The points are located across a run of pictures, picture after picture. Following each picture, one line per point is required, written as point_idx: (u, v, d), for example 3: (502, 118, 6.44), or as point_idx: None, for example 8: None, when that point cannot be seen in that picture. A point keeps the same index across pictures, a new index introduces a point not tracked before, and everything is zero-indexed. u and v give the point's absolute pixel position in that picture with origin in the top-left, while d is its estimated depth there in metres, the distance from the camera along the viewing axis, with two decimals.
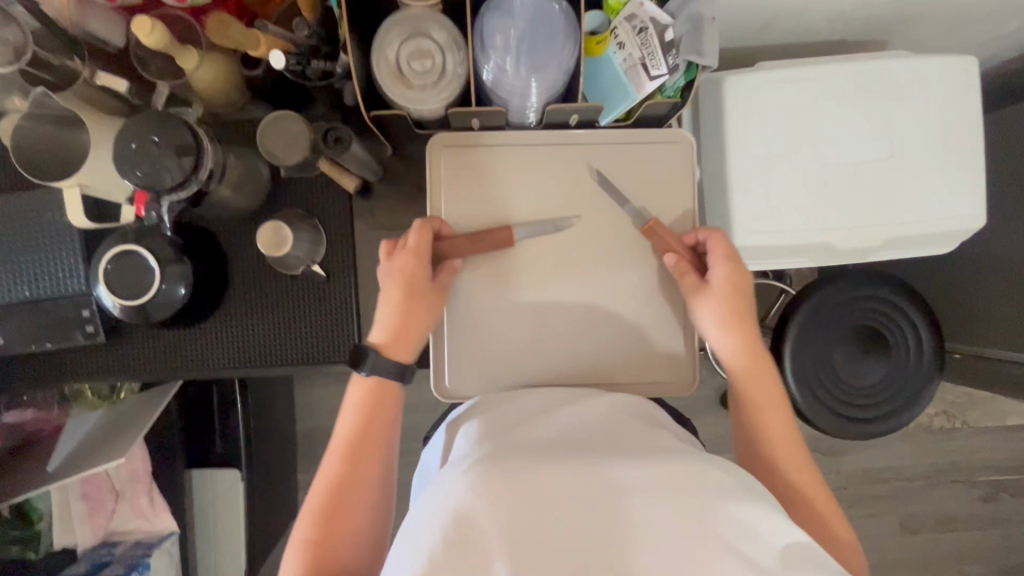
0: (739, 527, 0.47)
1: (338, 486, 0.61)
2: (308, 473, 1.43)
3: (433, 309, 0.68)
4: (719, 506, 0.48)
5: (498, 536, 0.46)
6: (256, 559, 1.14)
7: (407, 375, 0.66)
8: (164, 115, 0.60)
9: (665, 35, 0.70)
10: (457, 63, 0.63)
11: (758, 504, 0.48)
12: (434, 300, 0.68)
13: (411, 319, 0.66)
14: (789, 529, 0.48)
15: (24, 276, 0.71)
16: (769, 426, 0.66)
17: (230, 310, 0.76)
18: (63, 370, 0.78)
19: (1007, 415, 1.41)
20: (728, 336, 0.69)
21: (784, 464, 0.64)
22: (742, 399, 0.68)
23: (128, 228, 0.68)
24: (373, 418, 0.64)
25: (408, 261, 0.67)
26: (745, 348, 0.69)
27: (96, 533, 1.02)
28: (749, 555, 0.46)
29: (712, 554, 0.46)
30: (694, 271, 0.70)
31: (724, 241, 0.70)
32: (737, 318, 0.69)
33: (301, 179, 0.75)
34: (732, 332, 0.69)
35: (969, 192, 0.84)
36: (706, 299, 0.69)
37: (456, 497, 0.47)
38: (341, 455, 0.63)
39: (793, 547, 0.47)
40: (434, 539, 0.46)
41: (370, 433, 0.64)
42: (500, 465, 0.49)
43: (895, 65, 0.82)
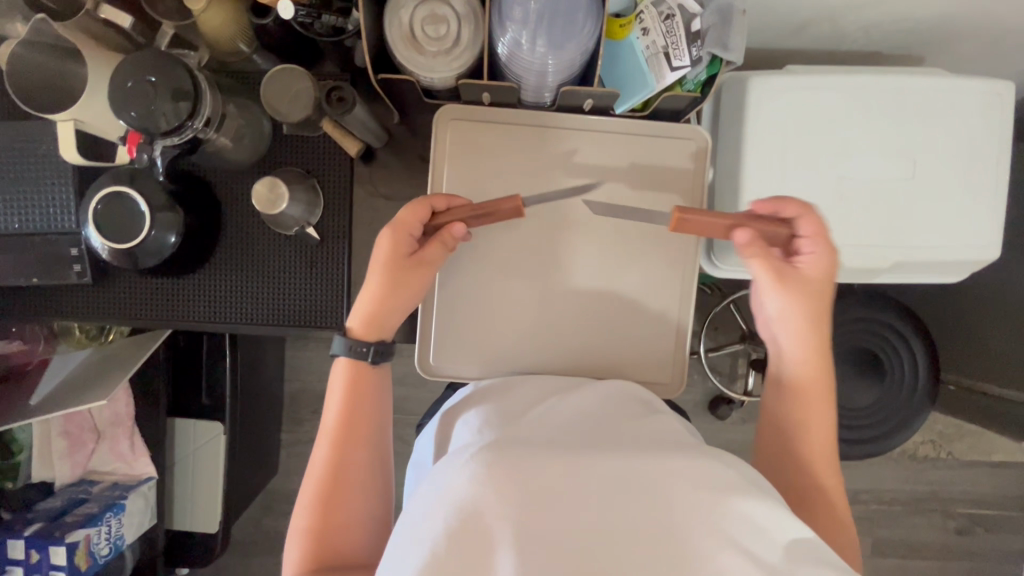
0: (749, 525, 0.47)
1: (330, 471, 0.63)
2: (291, 434, 1.43)
3: (409, 287, 0.66)
4: (726, 504, 0.47)
5: (506, 528, 0.45)
6: (230, 512, 1.15)
7: (373, 359, 0.65)
8: (163, 56, 0.59)
9: (693, 24, 0.66)
10: (471, 34, 0.61)
11: (765, 499, 0.48)
12: (411, 292, 0.66)
13: (384, 310, 0.66)
14: (797, 526, 0.47)
15: (14, 207, 0.70)
16: (813, 428, 0.65)
17: (222, 264, 0.75)
18: (48, 307, 0.77)
19: (994, 451, 1.40)
20: (804, 327, 0.65)
21: (816, 471, 0.63)
22: (794, 391, 0.66)
23: (121, 168, 0.67)
24: (359, 402, 0.65)
25: (387, 247, 0.65)
26: (818, 338, 0.65)
27: (75, 470, 1.05)
28: (757, 553, 0.46)
29: (721, 552, 0.45)
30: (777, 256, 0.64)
31: (817, 222, 0.64)
32: (817, 308, 0.65)
33: (303, 138, 0.74)
34: (808, 323, 0.65)
35: (987, 223, 0.82)
36: (788, 288, 0.64)
37: (458, 488, 0.47)
38: (331, 441, 0.64)
39: (800, 544, 0.47)
40: (436, 532, 0.45)
41: (356, 416, 0.65)
42: (505, 455, 0.49)
43: (928, 83, 0.79)
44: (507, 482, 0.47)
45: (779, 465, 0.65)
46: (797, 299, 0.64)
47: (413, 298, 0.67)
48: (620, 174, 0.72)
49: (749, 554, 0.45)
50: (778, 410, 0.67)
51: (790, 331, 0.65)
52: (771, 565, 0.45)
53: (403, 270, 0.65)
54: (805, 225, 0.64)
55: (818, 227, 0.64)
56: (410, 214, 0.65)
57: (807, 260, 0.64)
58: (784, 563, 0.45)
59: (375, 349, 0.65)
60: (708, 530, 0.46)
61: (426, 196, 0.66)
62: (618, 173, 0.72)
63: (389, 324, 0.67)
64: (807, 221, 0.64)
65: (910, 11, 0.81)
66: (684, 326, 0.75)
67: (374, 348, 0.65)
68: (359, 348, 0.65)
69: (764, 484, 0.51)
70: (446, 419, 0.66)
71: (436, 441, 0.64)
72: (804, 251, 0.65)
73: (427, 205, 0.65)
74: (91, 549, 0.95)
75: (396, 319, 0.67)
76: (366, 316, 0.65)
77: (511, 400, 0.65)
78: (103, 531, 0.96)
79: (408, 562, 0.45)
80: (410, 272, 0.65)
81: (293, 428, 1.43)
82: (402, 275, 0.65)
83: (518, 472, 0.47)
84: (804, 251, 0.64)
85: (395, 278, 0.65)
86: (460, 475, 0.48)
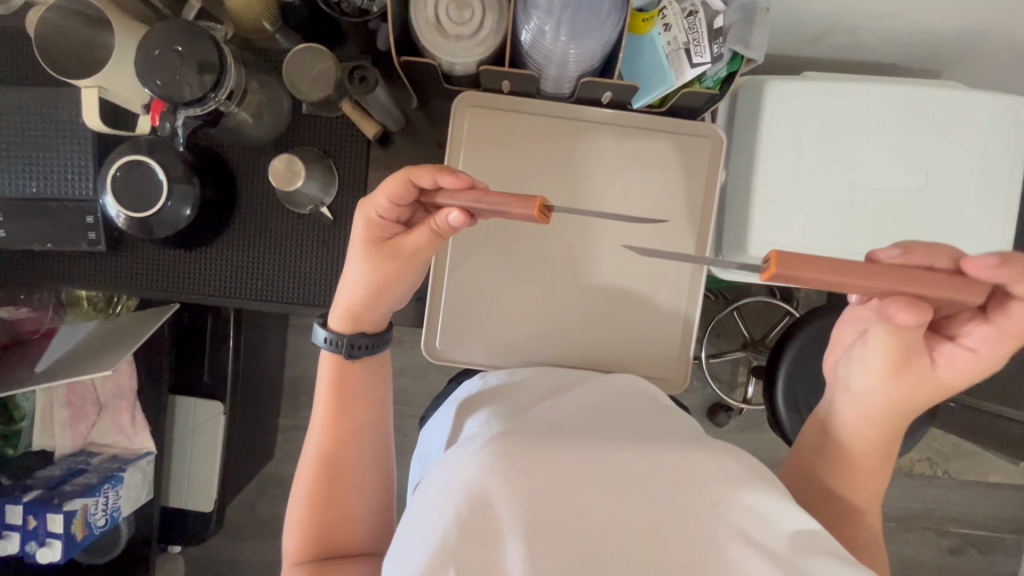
0: (754, 514, 0.47)
1: (324, 467, 0.63)
2: (289, 419, 1.43)
3: (395, 270, 0.59)
4: (731, 495, 0.48)
5: (510, 514, 0.45)
6: (226, 492, 1.15)
7: (349, 351, 0.64)
8: (191, 27, 0.60)
9: (715, 21, 0.67)
10: (496, 19, 0.61)
11: (772, 491, 0.48)
12: (388, 284, 0.61)
13: (361, 301, 0.62)
14: (804, 516, 0.47)
15: (32, 171, 0.71)
16: (860, 481, 0.57)
17: (234, 241, 0.76)
18: (59, 274, 0.78)
19: (990, 472, 1.40)
20: (888, 406, 0.54)
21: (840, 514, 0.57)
22: (845, 447, 0.57)
23: (140, 139, 0.68)
24: (346, 399, 0.65)
25: (364, 232, 0.60)
26: (897, 421, 0.55)
27: (76, 441, 1.05)
28: (761, 541, 0.46)
29: (724, 541, 0.46)
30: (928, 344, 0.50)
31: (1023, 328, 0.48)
32: (921, 397, 0.53)
33: (321, 118, 0.75)
34: (897, 404, 0.54)
35: (999, 237, 0.81)
36: (902, 368, 0.52)
37: (469, 474, 0.47)
38: (322, 437, 0.64)
39: (807, 534, 0.47)
40: (446, 521, 0.45)
41: (346, 413, 0.65)
42: (516, 443, 0.49)
43: (943, 96, 0.79)
44: (516, 469, 0.47)
45: (801, 495, 0.59)
46: (904, 380, 0.52)
47: (392, 289, 0.61)
48: (633, 170, 0.72)
49: (756, 543, 0.46)
50: (811, 444, 0.60)
51: (865, 399, 0.55)
52: (779, 553, 0.45)
53: (379, 259, 0.59)
54: (1004, 319, 0.49)
55: (1016, 330, 0.49)
56: (383, 196, 0.57)
57: (961, 355, 0.51)
58: (792, 551, 0.45)
59: (349, 344, 0.63)
60: (715, 519, 0.47)
61: (404, 172, 0.55)
62: (631, 168, 0.72)
63: (370, 315, 0.64)
64: (1009, 317, 0.48)
65: (929, 23, 0.81)
66: (688, 323, 0.76)
67: (348, 342, 0.63)
68: (335, 342, 0.64)
69: (770, 476, 0.51)
70: (460, 411, 0.65)
71: (447, 430, 0.64)
72: (967, 342, 0.51)
73: (404, 183, 0.55)
74: (88, 519, 0.94)
75: (378, 309, 0.63)
76: (343, 308, 0.63)
77: (520, 397, 0.65)
78: (101, 502, 0.96)
79: (417, 552, 0.45)
80: (385, 262, 0.59)
81: (291, 413, 1.44)
82: (376, 264, 0.59)
83: (521, 457, 0.47)
84: (969, 341, 0.50)
85: (370, 269, 0.59)
86: (470, 462, 0.47)
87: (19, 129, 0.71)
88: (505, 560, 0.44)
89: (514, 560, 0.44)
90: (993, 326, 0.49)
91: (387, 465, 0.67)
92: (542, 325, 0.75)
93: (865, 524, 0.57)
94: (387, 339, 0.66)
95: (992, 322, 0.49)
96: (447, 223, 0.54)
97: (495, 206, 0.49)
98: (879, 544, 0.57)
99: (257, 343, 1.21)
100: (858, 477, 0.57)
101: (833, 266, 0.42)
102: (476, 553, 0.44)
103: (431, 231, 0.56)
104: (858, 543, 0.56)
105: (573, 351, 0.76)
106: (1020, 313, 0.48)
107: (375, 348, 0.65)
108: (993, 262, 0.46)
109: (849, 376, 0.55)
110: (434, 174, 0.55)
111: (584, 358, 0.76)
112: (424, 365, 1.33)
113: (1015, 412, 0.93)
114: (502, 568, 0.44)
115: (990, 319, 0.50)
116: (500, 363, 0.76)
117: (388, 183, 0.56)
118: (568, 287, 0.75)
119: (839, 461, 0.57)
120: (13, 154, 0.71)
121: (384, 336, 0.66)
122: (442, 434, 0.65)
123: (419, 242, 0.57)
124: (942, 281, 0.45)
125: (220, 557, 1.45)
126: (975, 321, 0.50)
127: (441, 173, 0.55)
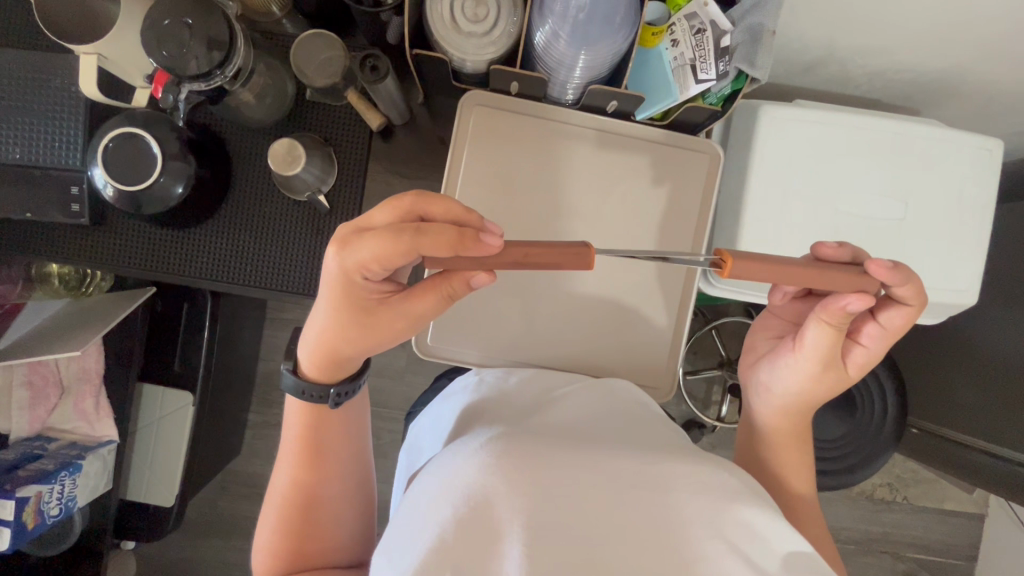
0: (747, 530, 0.48)
1: (298, 490, 0.59)
2: (260, 415, 1.39)
3: (379, 333, 0.53)
4: (726, 510, 0.49)
5: (511, 522, 0.44)
6: (188, 486, 1.11)
7: (334, 403, 0.58)
8: (206, 2, 0.60)
9: (721, 40, 0.67)
10: (510, 20, 0.63)
11: (766, 509, 0.50)
12: (368, 345, 0.54)
13: (341, 351, 0.55)
14: (794, 538, 0.49)
15: (16, 136, 0.68)
16: (796, 475, 0.63)
17: (225, 225, 0.75)
18: (34, 245, 0.75)
19: (945, 498, 1.45)
20: (806, 400, 0.62)
21: (804, 522, 0.61)
22: (776, 439, 0.64)
23: (136, 111, 0.66)
24: (323, 419, 0.59)
25: (343, 287, 0.51)
26: (808, 411, 0.64)
27: (33, 424, 0.97)
28: (754, 558, 0.47)
29: (721, 556, 0.46)
30: (837, 343, 0.58)
31: (904, 319, 0.58)
32: (835, 389, 0.62)
33: (326, 104, 0.75)
34: (814, 398, 0.62)
35: (969, 273, 0.85)
36: (823, 369, 0.59)
37: (474, 477, 0.46)
38: (293, 461, 0.59)
39: (796, 555, 0.48)
40: (442, 519, 0.44)
41: (326, 431, 0.60)
42: (512, 448, 0.48)
43: (925, 133, 0.83)
44: (516, 473, 0.46)
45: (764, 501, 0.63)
46: (821, 379, 0.60)
47: (378, 344, 0.55)
48: (634, 180, 0.74)
49: (749, 559, 0.46)
50: (750, 438, 0.67)
51: (789, 397, 0.62)
52: (770, 570, 0.46)
53: (368, 315, 0.52)
54: (891, 317, 0.58)
55: (900, 327, 0.59)
56: (374, 256, 0.48)
57: (859, 349, 0.60)
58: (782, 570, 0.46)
59: (335, 394, 0.58)
60: (712, 534, 0.47)
61: (411, 245, 0.46)
62: (631, 179, 0.73)
63: (346, 368, 0.58)
64: (897, 315, 0.58)
65: (914, 62, 0.85)
66: (675, 334, 0.78)
67: (334, 393, 0.57)
68: (314, 394, 0.57)
69: (759, 493, 0.53)
70: (463, 417, 0.63)
71: (444, 432, 0.63)
72: (863, 340, 0.60)
73: (410, 252, 0.47)
74: (40, 507, 0.89)
75: (357, 358, 0.56)
76: (317, 361, 0.56)
77: (513, 403, 0.65)
78: (56, 490, 0.91)
79: (414, 546, 0.44)
80: (378, 319, 0.53)
81: (260, 410, 1.39)
82: (365, 320, 0.53)
83: (516, 458, 0.47)
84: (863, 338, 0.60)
85: (352, 330, 0.53)
86: (471, 464, 0.47)
87: (7, 90, 0.68)
88: (504, 566, 0.43)
89: (513, 562, 0.43)
90: (883, 322, 0.59)
91: (365, 475, 0.64)
92: (532, 330, 0.76)
93: (815, 520, 0.62)
94: (361, 380, 0.60)
95: (881, 319, 0.59)
96: (466, 287, 0.51)
97: (550, 263, 0.47)
98: (827, 537, 0.62)
99: (233, 333, 1.18)
100: (792, 472, 0.63)
101: (768, 262, 0.50)
102: (475, 557, 0.43)
103: (436, 298, 0.52)
104: (816, 539, 0.60)
105: (563, 356, 0.76)
106: (907, 312, 0.57)
107: (353, 392, 0.60)
108: (891, 265, 0.54)
109: (777, 380, 0.62)
110: (458, 249, 0.46)
111: (573, 364, 0.76)
112: (404, 366, 1.31)
113: (977, 441, 0.95)
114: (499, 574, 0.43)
115: (880, 317, 0.59)
116: (488, 364, 0.76)
117: (381, 242, 0.47)
118: (560, 293, 0.75)
119: (779, 458, 0.64)
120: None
121: (355, 383, 0.59)
122: (436, 436, 0.65)
123: (423, 304, 0.52)
124: (852, 283, 0.53)
125: (175, 557, 1.39)
126: (868, 320, 0.60)
127: (460, 241, 0.46)
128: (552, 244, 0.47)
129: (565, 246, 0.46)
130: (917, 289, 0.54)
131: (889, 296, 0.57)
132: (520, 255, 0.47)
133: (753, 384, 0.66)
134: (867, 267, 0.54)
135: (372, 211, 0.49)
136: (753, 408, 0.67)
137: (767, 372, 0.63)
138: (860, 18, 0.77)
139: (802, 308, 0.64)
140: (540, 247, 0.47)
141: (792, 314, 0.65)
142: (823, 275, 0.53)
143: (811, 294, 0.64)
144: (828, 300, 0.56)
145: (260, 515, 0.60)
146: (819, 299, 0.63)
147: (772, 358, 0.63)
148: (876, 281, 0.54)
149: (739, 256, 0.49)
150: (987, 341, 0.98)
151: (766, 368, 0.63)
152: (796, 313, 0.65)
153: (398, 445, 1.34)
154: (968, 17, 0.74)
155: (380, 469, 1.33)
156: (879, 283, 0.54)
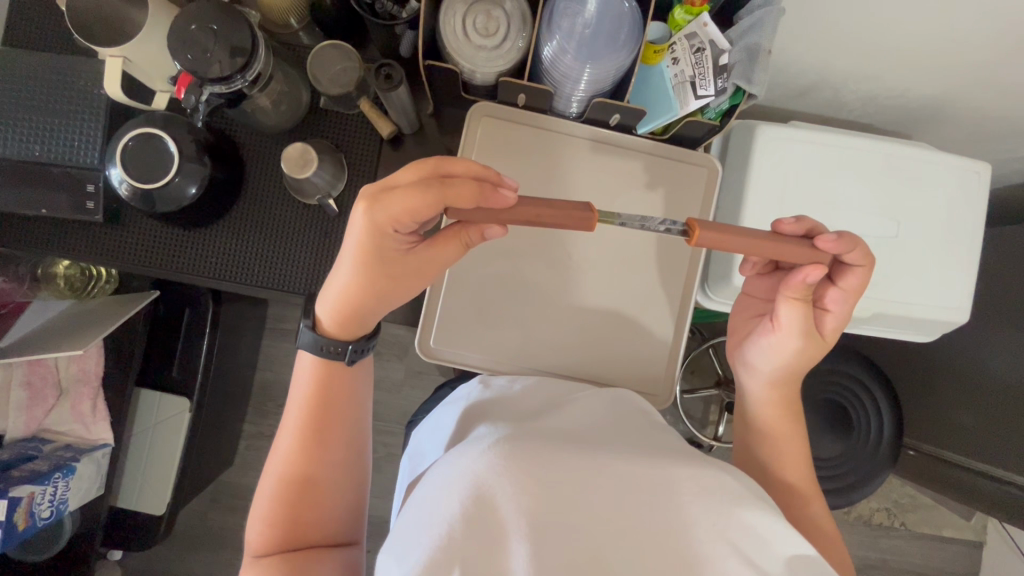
0: (751, 536, 0.48)
1: (295, 467, 0.58)
2: (256, 425, 1.38)
3: (397, 282, 0.57)
4: (732, 513, 0.49)
5: (514, 514, 0.45)
6: (180, 493, 1.09)
7: (350, 359, 0.61)
8: (228, 10, 0.62)
9: (720, 59, 0.70)
10: (518, 37, 0.66)
11: (769, 514, 0.50)
12: (380, 296, 0.58)
13: (359, 304, 0.58)
14: (796, 541, 0.50)
15: (36, 135, 0.71)
16: (797, 466, 0.65)
17: (235, 224, 0.77)
18: (43, 241, 0.76)
19: (944, 525, 1.44)
20: (792, 372, 0.66)
21: (810, 509, 0.63)
22: (774, 430, 0.67)
23: (156, 113, 0.68)
24: (335, 378, 0.61)
25: (372, 241, 0.53)
26: (794, 382, 0.68)
27: (29, 425, 0.95)
28: (757, 561, 0.47)
29: (725, 558, 0.46)
30: (809, 312, 0.63)
31: (861, 279, 0.62)
32: (815, 358, 0.66)
33: (338, 113, 0.78)
34: (799, 368, 0.66)
35: (963, 290, 0.87)
36: (804, 342, 0.64)
37: (473, 472, 0.47)
38: (292, 431, 0.59)
39: (801, 558, 0.49)
40: (449, 516, 0.45)
41: (325, 419, 0.60)
42: (518, 448, 0.48)
43: (914, 154, 0.87)
44: (519, 469, 0.47)
45: (776, 494, 0.65)
46: (801, 351, 0.64)
47: (399, 292, 0.58)
48: (634, 190, 0.76)
49: (751, 561, 0.47)
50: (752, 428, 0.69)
51: (775, 373, 0.66)
52: (773, 572, 0.47)
53: (396, 261, 0.55)
54: (849, 280, 0.63)
55: (857, 287, 0.63)
56: (405, 210, 0.50)
57: (829, 316, 0.65)
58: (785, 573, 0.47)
59: (353, 350, 0.60)
60: (718, 537, 0.48)
61: (440, 195, 0.49)
62: (630, 190, 0.76)
63: (361, 325, 0.60)
64: (852, 278, 0.62)
65: (902, 89, 0.89)
66: (673, 344, 0.79)
67: (351, 349, 0.60)
68: (332, 349, 0.60)
69: (762, 496, 0.54)
70: (464, 418, 0.64)
71: (445, 434, 0.64)
72: (830, 307, 0.65)
73: (438, 205, 0.50)
74: (31, 509, 0.87)
75: (379, 307, 0.59)
76: (335, 320, 0.59)
77: (519, 405, 0.65)
78: (49, 492, 0.89)
79: (422, 539, 0.45)
80: (407, 266, 0.56)
81: (256, 420, 1.38)
82: (390, 270, 0.56)
83: (520, 458, 0.47)
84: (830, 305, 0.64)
85: (367, 284, 0.56)
86: (474, 463, 0.47)
87: (31, 91, 0.71)
88: (510, 559, 0.44)
89: (520, 557, 0.43)
90: (842, 286, 0.63)
91: (362, 470, 0.64)
92: (531, 335, 0.77)
93: (816, 521, 0.63)
94: (373, 341, 0.63)
95: (840, 283, 0.63)
96: (483, 237, 0.55)
97: (553, 224, 0.51)
98: (831, 527, 0.63)
99: (234, 340, 1.18)
100: (788, 455, 0.66)
101: (735, 236, 0.54)
102: (482, 552, 0.44)
103: (459, 246, 0.56)
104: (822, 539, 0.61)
105: (562, 363, 0.77)
106: (860, 273, 0.62)
107: (366, 351, 0.62)
108: (835, 236, 0.59)
109: (763, 359, 0.66)
110: (479, 201, 0.50)
111: (570, 371, 0.77)
112: (404, 377, 1.33)
113: (975, 463, 0.96)
114: (508, 568, 0.44)
115: (838, 281, 0.64)
116: (491, 370, 0.77)
117: (411, 196, 0.50)
118: (562, 300, 0.77)
119: (777, 448, 0.66)
120: (18, 116, 0.70)
121: (369, 341, 0.62)
122: (439, 440, 0.65)
123: (445, 252, 0.56)
124: (808, 257, 0.59)
125: (163, 569, 1.37)
126: (829, 286, 0.64)
127: (481, 195, 0.51)
128: (559, 206, 0.50)
129: (569, 209, 0.50)
130: (865, 253, 0.60)
131: (841, 261, 0.62)
132: (532, 215, 0.51)
133: (740, 365, 0.70)
134: (817, 241, 0.60)
135: (397, 171, 0.52)
136: (746, 392, 0.70)
137: (753, 353, 0.67)
138: (851, 44, 0.81)
139: (770, 283, 0.68)
140: (548, 207, 0.51)
141: (765, 291, 0.69)
142: (788, 249, 0.58)
143: (778, 269, 0.68)
144: (790, 277, 0.61)
145: (258, 483, 0.60)
146: (785, 273, 0.67)
147: (754, 339, 0.67)
148: (828, 253, 0.60)
149: (705, 225, 0.52)
150: (978, 360, 1.00)
151: (750, 349, 0.68)
152: (766, 289, 0.69)
153: (394, 458, 1.33)
154: (952, 47, 0.78)
155: (375, 483, 1.32)
156: (830, 253, 0.60)
